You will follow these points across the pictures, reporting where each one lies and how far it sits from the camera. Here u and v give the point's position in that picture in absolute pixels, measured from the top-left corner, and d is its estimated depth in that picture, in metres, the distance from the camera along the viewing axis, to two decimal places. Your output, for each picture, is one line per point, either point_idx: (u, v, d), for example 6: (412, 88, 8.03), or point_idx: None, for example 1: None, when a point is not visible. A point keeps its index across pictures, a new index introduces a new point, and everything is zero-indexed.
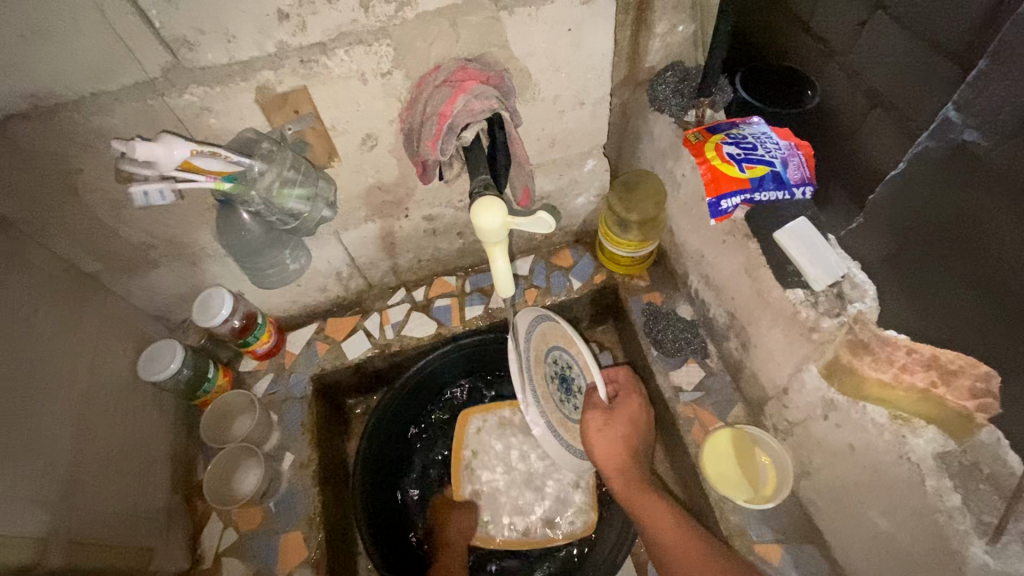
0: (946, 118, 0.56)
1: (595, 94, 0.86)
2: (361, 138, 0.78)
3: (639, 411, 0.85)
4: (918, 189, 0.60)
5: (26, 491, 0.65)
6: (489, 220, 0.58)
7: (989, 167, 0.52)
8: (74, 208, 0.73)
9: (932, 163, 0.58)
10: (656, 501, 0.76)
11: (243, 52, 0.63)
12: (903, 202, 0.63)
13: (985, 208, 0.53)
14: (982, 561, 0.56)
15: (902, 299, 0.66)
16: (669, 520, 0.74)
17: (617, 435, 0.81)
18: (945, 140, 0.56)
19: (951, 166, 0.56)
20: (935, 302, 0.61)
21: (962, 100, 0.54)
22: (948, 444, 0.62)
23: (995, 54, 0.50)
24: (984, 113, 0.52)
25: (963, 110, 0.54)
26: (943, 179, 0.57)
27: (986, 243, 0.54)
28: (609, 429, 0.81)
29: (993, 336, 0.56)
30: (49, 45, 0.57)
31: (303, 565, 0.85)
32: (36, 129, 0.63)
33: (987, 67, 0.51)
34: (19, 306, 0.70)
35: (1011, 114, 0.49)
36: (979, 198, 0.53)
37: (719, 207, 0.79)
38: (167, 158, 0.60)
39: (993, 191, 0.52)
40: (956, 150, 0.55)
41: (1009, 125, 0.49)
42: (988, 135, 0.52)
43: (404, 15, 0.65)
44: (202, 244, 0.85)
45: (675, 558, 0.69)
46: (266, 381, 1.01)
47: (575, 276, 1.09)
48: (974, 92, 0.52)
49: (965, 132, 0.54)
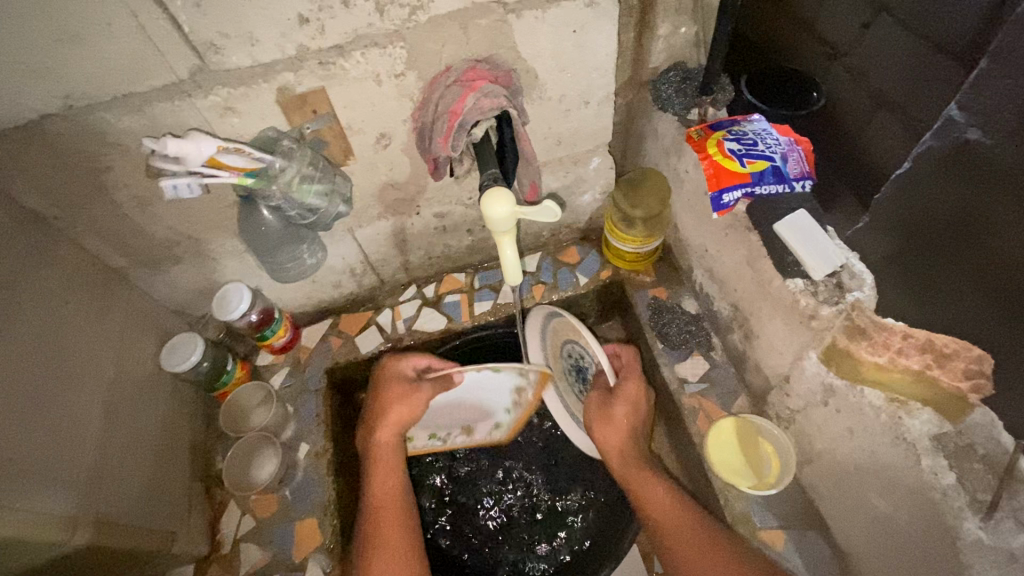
0: (949, 117, 0.55)
1: (600, 93, 0.89)
2: (376, 137, 0.81)
3: (641, 392, 0.86)
4: (921, 187, 0.60)
5: (58, 471, 0.68)
6: (498, 210, 0.61)
7: (993, 165, 0.52)
8: (104, 204, 0.76)
9: (937, 164, 0.58)
10: (655, 485, 0.78)
11: (266, 54, 0.67)
12: (907, 200, 0.63)
13: (994, 205, 0.53)
14: (976, 536, 0.59)
15: (906, 294, 0.66)
16: (668, 505, 0.75)
17: (622, 421, 0.82)
18: (948, 140, 0.56)
19: (955, 166, 0.56)
20: (942, 299, 0.62)
21: (965, 100, 0.54)
22: (944, 425, 0.64)
23: (997, 54, 0.49)
24: (989, 112, 0.52)
25: (967, 110, 0.53)
26: (949, 178, 0.57)
27: (994, 240, 0.54)
28: (614, 410, 0.82)
29: (1005, 332, 0.56)
30: (86, 50, 0.60)
31: (318, 550, 0.88)
32: (71, 129, 0.67)
33: (988, 68, 0.50)
34: (50, 299, 0.73)
35: (1015, 114, 0.49)
36: (987, 196, 0.54)
37: (720, 201, 0.83)
38: (195, 154, 0.65)
39: (1000, 189, 0.52)
40: (960, 150, 0.55)
41: (1013, 124, 0.50)
42: (993, 133, 0.52)
43: (417, 18, 0.69)
44: (222, 240, 0.88)
45: (669, 532, 0.72)
46: (283, 374, 1.04)
47: (581, 272, 1.12)
48: (976, 92, 0.52)
49: (968, 131, 0.54)
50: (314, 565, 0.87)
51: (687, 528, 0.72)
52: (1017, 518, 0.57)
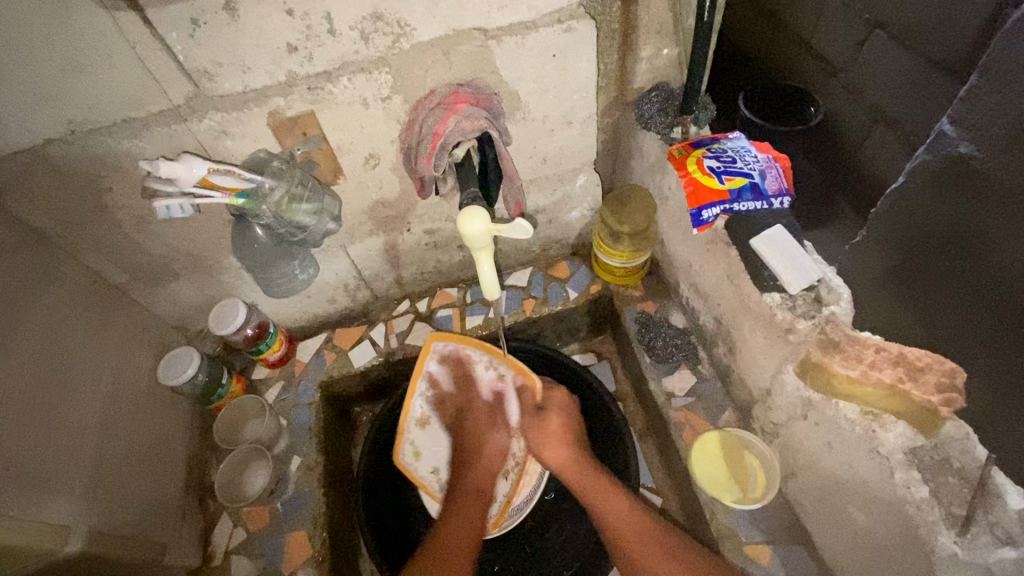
0: (941, 131, 0.56)
1: (582, 113, 0.91)
2: (365, 157, 0.84)
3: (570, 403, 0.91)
4: (918, 204, 0.60)
5: (54, 482, 0.70)
6: (473, 227, 0.63)
7: (986, 180, 0.52)
8: (104, 223, 0.80)
9: (931, 178, 0.58)
10: (611, 494, 0.78)
11: (257, 81, 0.70)
12: (901, 215, 0.63)
13: (986, 219, 0.53)
14: (951, 550, 0.58)
15: (900, 312, 0.68)
16: (628, 513, 0.76)
17: (558, 437, 0.86)
18: (941, 154, 0.56)
19: (949, 179, 0.56)
20: (943, 315, 0.62)
21: (956, 114, 0.54)
22: (917, 439, 0.64)
23: (985, 69, 0.50)
24: (979, 126, 0.52)
25: (958, 125, 0.54)
26: (942, 194, 0.57)
27: (988, 256, 0.54)
28: (540, 429, 0.87)
29: (998, 347, 0.56)
30: (86, 77, 0.64)
31: (307, 562, 0.89)
32: (73, 152, 0.70)
33: (979, 83, 0.51)
34: (50, 316, 0.77)
35: (1007, 127, 0.49)
36: (980, 212, 0.54)
37: (700, 217, 0.82)
38: (186, 176, 0.69)
39: (993, 204, 0.52)
40: (952, 164, 0.55)
41: (1001, 139, 0.50)
42: (984, 148, 0.52)
43: (401, 45, 0.72)
44: (219, 257, 0.92)
45: (628, 537, 0.74)
46: (277, 388, 1.06)
47: (571, 286, 1.13)
48: (968, 106, 0.52)
49: (961, 145, 0.54)
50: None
51: (649, 542, 0.72)
52: (993, 532, 0.57)
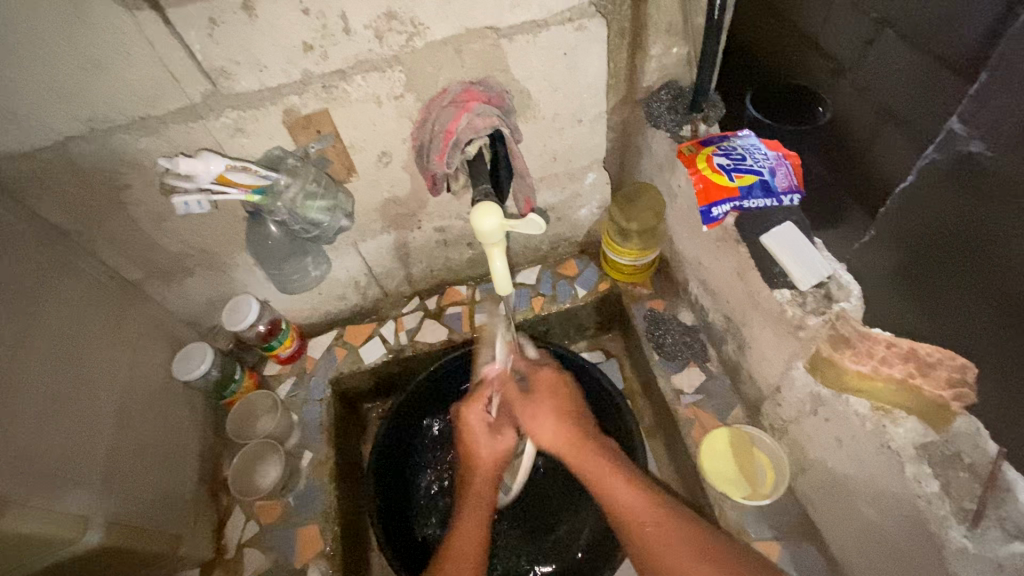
0: (951, 130, 0.56)
1: (592, 112, 0.92)
2: (377, 155, 0.85)
3: (557, 380, 0.88)
4: (928, 201, 0.61)
5: (73, 474, 0.71)
6: (487, 222, 0.64)
7: (995, 178, 0.53)
8: (121, 219, 0.81)
9: (942, 176, 0.58)
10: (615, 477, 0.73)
11: (273, 79, 0.71)
12: (911, 213, 0.63)
13: (994, 217, 0.54)
14: (961, 545, 0.59)
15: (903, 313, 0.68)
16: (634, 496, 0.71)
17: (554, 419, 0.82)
18: (951, 152, 0.57)
19: (959, 176, 0.56)
20: (946, 316, 0.62)
21: (966, 111, 0.54)
22: (929, 434, 0.65)
23: (995, 67, 0.50)
24: (989, 125, 0.52)
25: (968, 122, 0.54)
26: (952, 192, 0.58)
27: (994, 255, 0.55)
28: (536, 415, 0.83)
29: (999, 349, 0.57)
30: (105, 75, 0.65)
31: (319, 556, 0.90)
32: (92, 150, 0.72)
33: (988, 82, 0.51)
34: (68, 311, 0.78)
35: (1015, 125, 0.50)
36: (990, 209, 0.54)
37: (710, 214, 0.84)
38: (205, 172, 0.70)
39: (1002, 202, 0.52)
40: (962, 162, 0.56)
41: (1011, 137, 0.50)
42: (993, 146, 0.52)
43: (414, 44, 0.73)
44: (232, 254, 0.93)
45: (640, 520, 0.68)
46: (289, 383, 1.07)
47: (579, 284, 1.14)
48: (977, 104, 0.53)
49: (972, 143, 0.55)
50: (315, 569, 0.89)
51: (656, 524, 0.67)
52: (1004, 526, 0.57)
